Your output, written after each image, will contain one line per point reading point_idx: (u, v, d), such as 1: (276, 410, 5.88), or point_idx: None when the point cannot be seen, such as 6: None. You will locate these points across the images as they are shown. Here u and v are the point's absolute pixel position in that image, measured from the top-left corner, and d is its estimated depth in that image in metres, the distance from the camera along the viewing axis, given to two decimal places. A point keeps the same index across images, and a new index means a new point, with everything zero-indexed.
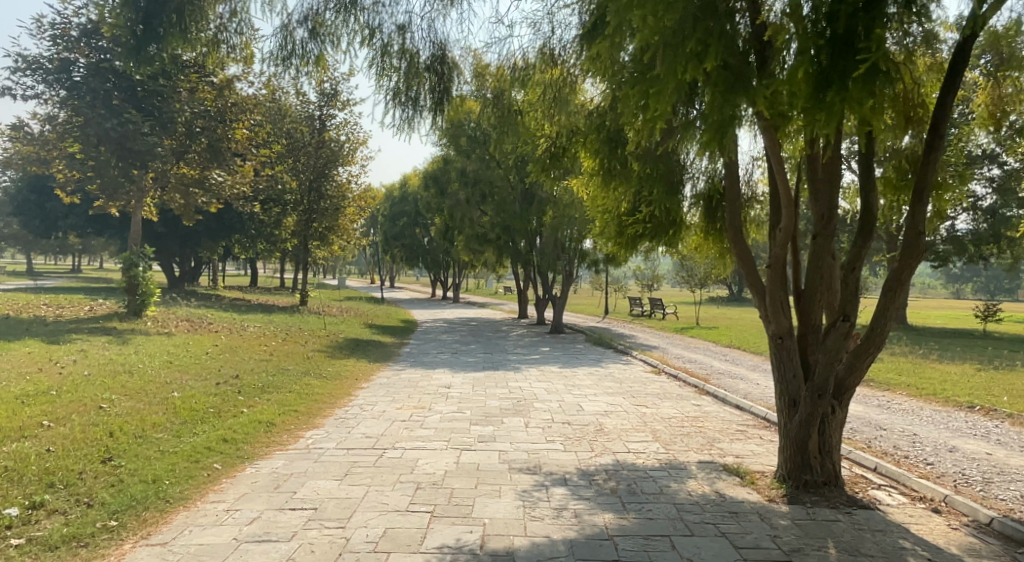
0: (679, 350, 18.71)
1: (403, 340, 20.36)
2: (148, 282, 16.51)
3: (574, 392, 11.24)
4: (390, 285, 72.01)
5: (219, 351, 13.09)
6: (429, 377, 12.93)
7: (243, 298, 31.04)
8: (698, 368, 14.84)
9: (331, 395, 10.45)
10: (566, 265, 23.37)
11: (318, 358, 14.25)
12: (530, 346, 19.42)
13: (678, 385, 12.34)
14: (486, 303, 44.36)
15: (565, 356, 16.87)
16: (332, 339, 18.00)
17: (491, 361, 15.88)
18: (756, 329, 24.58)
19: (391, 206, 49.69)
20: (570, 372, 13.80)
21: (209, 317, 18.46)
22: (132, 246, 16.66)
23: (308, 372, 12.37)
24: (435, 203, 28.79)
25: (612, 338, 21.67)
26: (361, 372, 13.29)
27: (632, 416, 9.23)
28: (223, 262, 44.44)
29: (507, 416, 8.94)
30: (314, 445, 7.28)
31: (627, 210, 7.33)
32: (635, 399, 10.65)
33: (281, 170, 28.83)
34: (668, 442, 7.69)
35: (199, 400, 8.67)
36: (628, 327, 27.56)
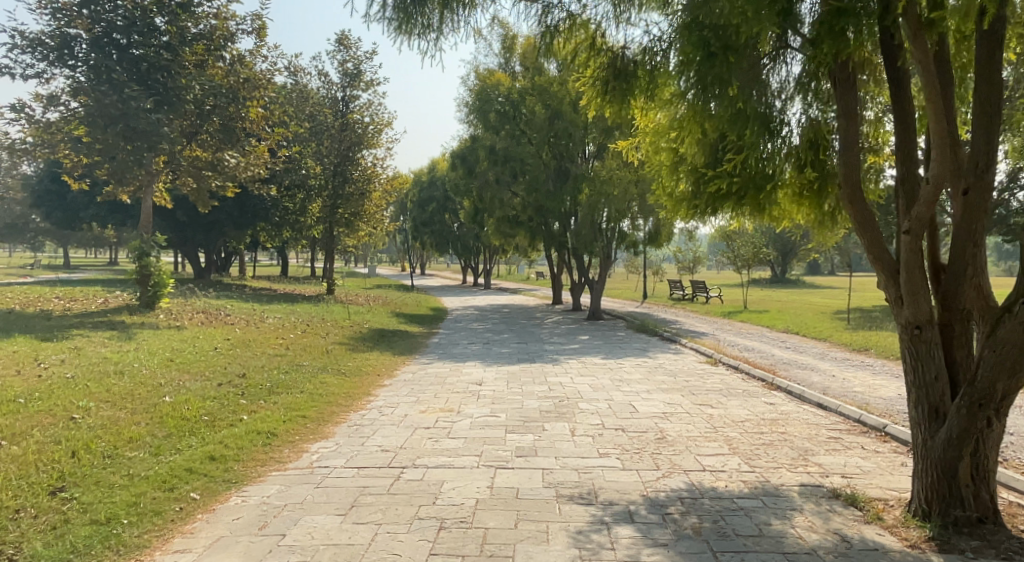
0: (732, 337, 17.16)
1: (432, 329, 19.13)
2: (161, 272, 15.52)
3: (624, 388, 9.85)
4: (421, 272, 71.09)
5: (229, 346, 11.98)
6: (460, 372, 11.65)
7: (268, 288, 30.18)
8: (759, 358, 13.35)
9: (350, 396, 9.22)
10: (604, 247, 21.89)
11: (339, 352, 13.05)
12: (568, 334, 18.05)
13: (741, 379, 10.87)
14: (518, 289, 43.14)
15: (608, 346, 15.47)
16: (356, 329, 16.84)
17: (526, 351, 14.57)
18: (811, 313, 22.83)
19: (420, 191, 48.57)
20: (617, 364, 12.41)
21: (227, 308, 17.48)
22: (144, 234, 15.66)
23: (325, 368, 11.16)
24: (463, 185, 27.48)
25: (656, 325, 20.19)
26: (385, 367, 12.08)
27: (697, 420, 7.84)
28: (252, 252, 43.82)
29: (550, 421, 7.63)
30: (318, 463, 6.03)
31: (707, 159, 5.87)
32: (696, 397, 9.23)
33: (305, 155, 27.80)
34: (750, 457, 6.28)
35: (193, 406, 7.49)
36: (670, 312, 25.90)
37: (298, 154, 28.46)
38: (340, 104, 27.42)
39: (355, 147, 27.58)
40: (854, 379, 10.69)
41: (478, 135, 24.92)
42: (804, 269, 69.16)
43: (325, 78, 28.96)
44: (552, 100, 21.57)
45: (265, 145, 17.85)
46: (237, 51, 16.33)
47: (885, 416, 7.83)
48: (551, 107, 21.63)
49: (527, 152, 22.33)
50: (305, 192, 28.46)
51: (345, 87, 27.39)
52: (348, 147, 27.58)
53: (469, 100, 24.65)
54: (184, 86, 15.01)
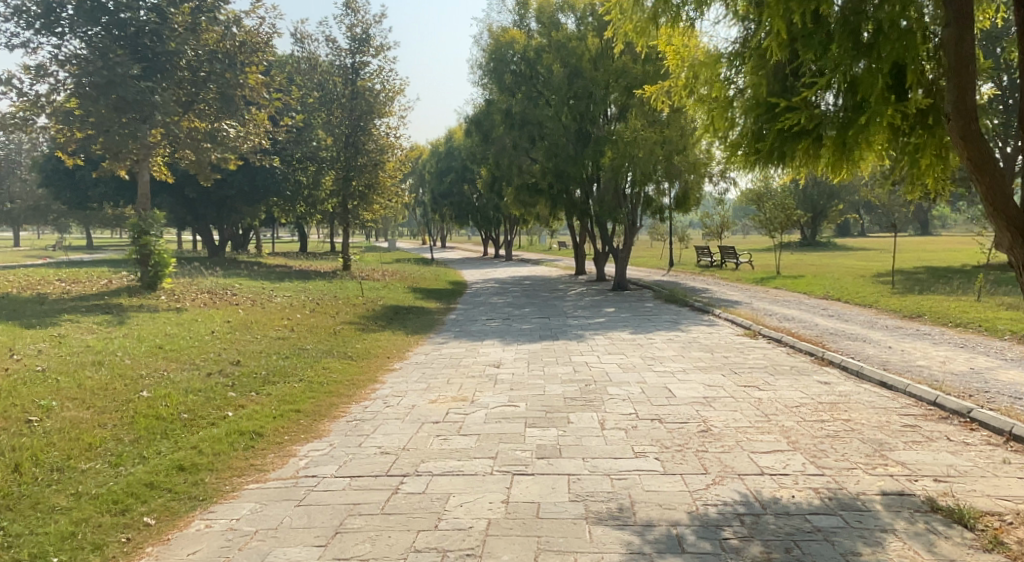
0: (768, 305, 16.10)
1: (449, 305, 18.24)
2: (162, 251, 14.75)
3: (657, 368, 8.85)
4: (442, 244, 70.11)
5: (229, 328, 11.17)
6: (476, 353, 10.72)
7: (284, 265, 29.47)
8: (802, 329, 12.26)
9: (353, 383, 8.37)
10: (629, 214, 20.76)
11: (347, 332, 12.19)
12: (592, 307, 17.03)
13: (787, 354, 9.80)
14: (540, 260, 42.09)
15: (635, 318, 14.43)
16: (368, 307, 15.99)
17: (548, 327, 13.60)
18: (851, 277, 21.52)
19: (437, 162, 47.46)
20: (647, 339, 11.40)
21: (234, 287, 16.72)
22: (141, 211, 14.86)
23: (330, 352, 10.31)
24: (480, 152, 26.36)
25: (685, 294, 19.10)
26: (396, 348, 11.21)
27: (746, 406, 6.83)
28: (268, 228, 43.21)
29: (576, 412, 6.69)
30: (304, 472, 5.14)
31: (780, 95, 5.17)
32: (740, 377, 8.19)
33: (316, 125, 26.85)
34: (815, 455, 5.30)
35: (172, 402, 6.65)
36: (698, 279, 24.75)
37: (309, 125, 27.49)
38: (349, 71, 26.36)
39: (367, 116, 26.55)
40: (914, 351, 9.58)
41: (493, 98, 23.72)
42: (834, 231, 66.88)
43: (333, 45, 27.84)
44: (571, 57, 20.28)
45: (268, 113, 16.88)
46: (232, 13, 15.33)
47: (966, 397, 6.75)
48: (569, 65, 20.36)
49: (545, 114, 21.10)
50: (316, 165, 27.55)
51: (354, 53, 26.29)
52: (359, 116, 26.54)
53: (482, 62, 23.42)
54: (173, 51, 14.06)
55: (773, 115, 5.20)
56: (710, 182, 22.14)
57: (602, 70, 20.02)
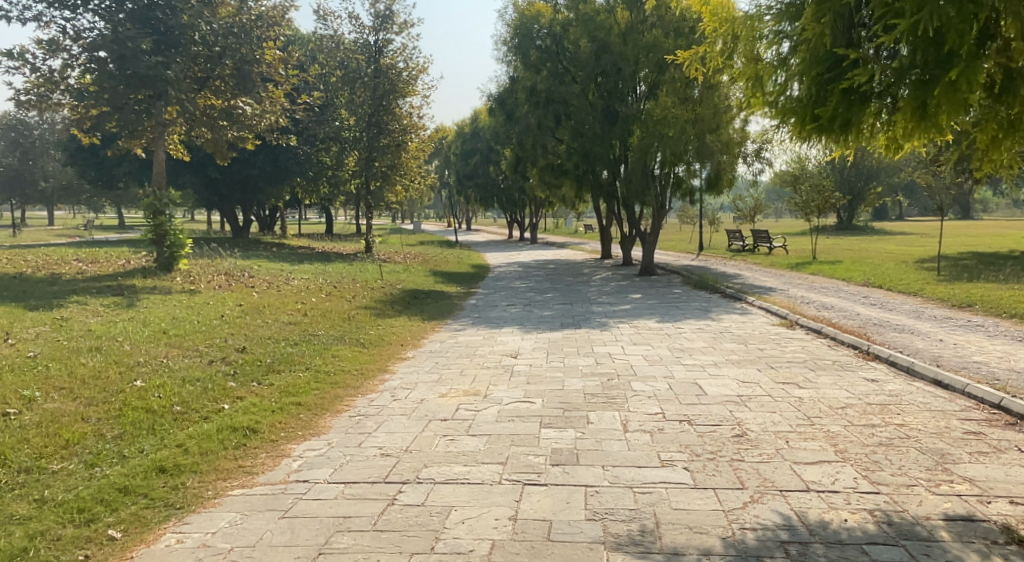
0: (805, 293, 15.36)
1: (470, 289, 17.74)
2: (178, 231, 14.44)
3: (686, 362, 8.26)
4: (467, 227, 69.61)
5: (240, 312, 10.80)
6: (494, 342, 10.19)
7: (306, 246, 29.20)
8: (842, 319, 11.54)
9: (361, 373, 7.92)
10: (658, 195, 20.03)
11: (362, 318, 11.75)
12: (618, 293, 16.39)
13: (828, 347, 9.13)
14: (565, 243, 41.42)
15: (663, 306, 13.78)
16: (387, 290, 15.57)
17: (571, 314, 13.02)
18: (892, 263, 20.52)
19: (463, 143, 46.86)
20: (675, 329, 10.78)
21: (252, 269, 16.39)
22: (156, 190, 14.54)
23: (342, 339, 9.87)
24: (504, 132, 25.71)
25: (716, 279, 18.38)
26: (411, 335, 10.75)
27: (784, 408, 6.22)
28: (293, 210, 43.09)
29: (597, 411, 6.15)
30: (295, 477, 4.67)
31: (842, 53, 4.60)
32: (777, 373, 7.56)
33: (338, 105, 26.40)
34: (867, 467, 4.69)
35: (167, 393, 6.24)
36: (729, 264, 23.93)
37: (331, 104, 27.49)
38: (372, 49, 25.84)
39: (389, 95, 26.03)
40: (968, 344, 8.84)
41: (517, 76, 23.01)
42: (871, 216, 64.84)
43: (356, 23, 27.31)
44: (598, 32, 19.53)
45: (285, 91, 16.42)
46: None
47: None
48: (597, 39, 19.61)
49: (571, 91, 20.36)
50: (339, 146, 27.34)
51: (377, 30, 25.74)
52: (382, 95, 26.03)
53: (507, 38, 22.69)
54: (185, 24, 13.66)
55: (837, 72, 4.69)
56: (743, 163, 21.29)
57: (631, 45, 19.26)
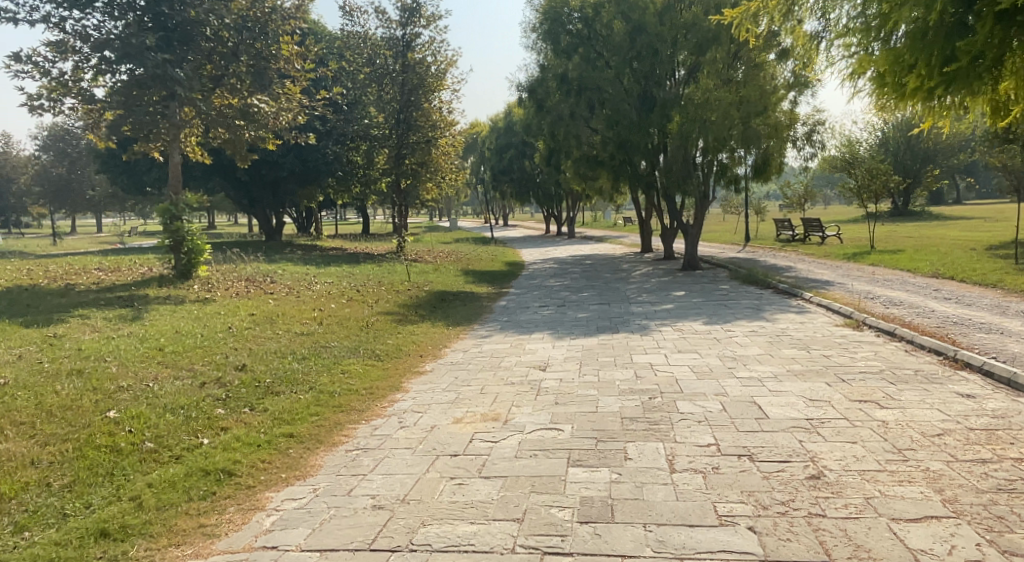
0: (866, 288, 14.05)
1: (502, 290, 16.82)
2: (196, 237, 13.83)
3: (739, 374, 7.18)
4: (504, 223, 68.67)
5: (250, 323, 10.06)
6: (522, 352, 9.24)
7: (338, 247, 28.65)
8: (916, 318, 10.28)
9: (370, 394, 7.06)
10: (701, 184, 18.83)
11: (381, 326, 10.90)
12: (660, 290, 15.27)
13: (906, 353, 7.95)
14: (604, 237, 40.12)
15: (709, 305, 12.63)
16: (413, 293, 14.76)
17: (608, 316, 11.97)
18: (961, 251, 18.87)
19: (497, 138, 45.93)
20: (725, 332, 9.69)
21: (275, 274, 15.75)
22: (172, 195, 13.98)
23: (356, 351, 9.04)
24: (536, 124, 24.72)
25: (766, 273, 17.11)
26: (434, 345, 9.86)
27: (865, 436, 5.13)
28: (327, 211, 42.74)
29: (637, 444, 5.15)
30: (261, 544, 3.79)
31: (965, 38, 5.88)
32: (850, 388, 6.44)
33: (366, 102, 25.83)
34: (991, 528, 3.64)
35: (142, 425, 5.47)
36: (779, 256, 22.52)
37: (359, 101, 26.54)
38: (399, 43, 25.17)
39: (418, 90, 25.26)
40: None
41: (547, 64, 21.92)
42: (926, 200, 61.66)
43: (383, 17, 26.63)
44: (633, 12, 18.49)
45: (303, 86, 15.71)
46: None
47: None
48: (632, 20, 18.50)
49: (605, 77, 19.26)
50: (369, 143, 26.54)
51: (404, 24, 25.02)
52: (411, 90, 25.28)
53: (536, 23, 21.53)
54: (193, 18, 13.06)
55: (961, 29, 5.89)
56: (793, 148, 19.98)
57: (668, 24, 18.22)
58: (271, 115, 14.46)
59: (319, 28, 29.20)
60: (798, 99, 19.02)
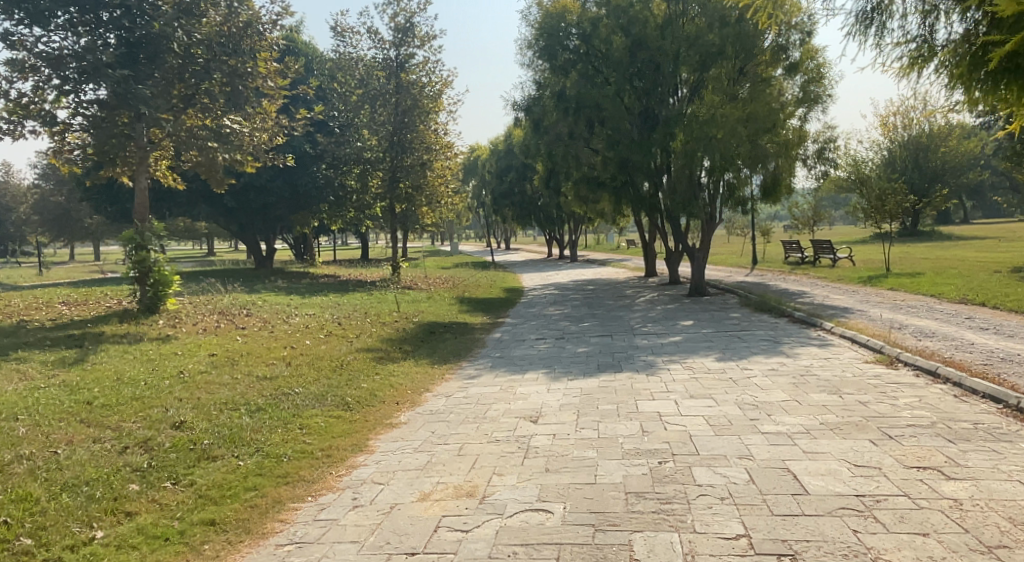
0: (890, 316, 12.98)
1: (497, 320, 15.69)
2: (162, 268, 12.80)
3: (765, 429, 6.06)
4: (505, 247, 67.61)
5: (208, 366, 8.95)
6: (511, 397, 8.11)
7: (330, 275, 27.57)
8: (955, 352, 9.18)
9: (327, 457, 5.93)
10: (706, 206, 17.83)
11: (358, 366, 9.76)
12: (666, 320, 14.18)
13: (956, 399, 6.84)
14: (606, 261, 39.11)
15: (722, 337, 11.52)
16: (399, 326, 13.68)
17: (609, 350, 10.85)
18: (984, 274, 17.78)
19: (496, 161, 45.12)
20: (742, 371, 8.58)
21: (251, 306, 14.69)
22: (138, 223, 12.97)
23: (322, 399, 7.91)
24: (534, 145, 23.81)
25: (779, 300, 16.06)
26: (413, 390, 8.72)
27: (938, 525, 4.01)
28: (323, 236, 41.68)
29: (645, 535, 4.03)
30: None
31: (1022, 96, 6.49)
32: (902, 451, 5.32)
33: (359, 124, 24.64)
34: None
35: (23, 511, 4.40)
36: (790, 280, 21.44)
37: (352, 123, 25.03)
38: (393, 64, 24.41)
39: (412, 112, 24.42)
40: None
41: (544, 82, 21.05)
42: (934, 219, 60.58)
43: (376, 38, 25.89)
44: (632, 26, 17.60)
45: (281, 105, 14.78)
46: None
47: None
48: (632, 34, 17.65)
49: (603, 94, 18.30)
50: (361, 167, 25.28)
51: (397, 44, 24.26)
52: (405, 111, 24.30)
53: (531, 40, 20.56)
54: (157, 30, 12.13)
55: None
56: (803, 167, 19.02)
57: (670, 39, 17.38)
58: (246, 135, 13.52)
59: (310, 49, 28.38)
60: (809, 115, 18.03)
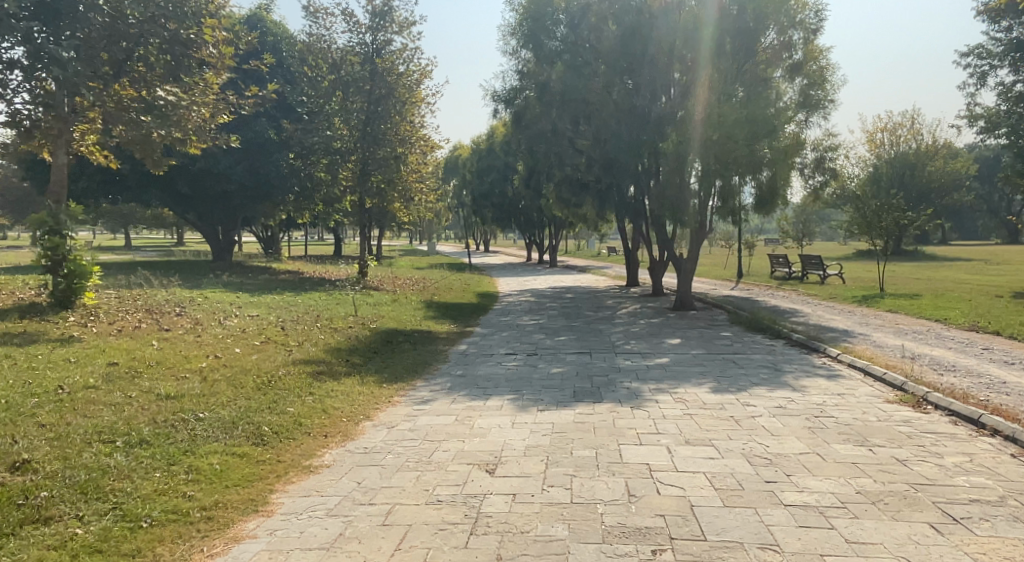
0: (898, 343, 11.72)
1: (464, 329, 14.18)
2: (78, 257, 11.17)
3: (787, 499, 4.64)
4: (483, 248, 66.04)
5: (100, 379, 7.39)
6: (465, 431, 6.61)
7: (292, 271, 25.87)
8: (988, 392, 7.90)
9: (203, 523, 4.43)
10: (697, 214, 16.46)
11: (289, 383, 8.21)
12: (650, 336, 12.81)
13: (1014, 461, 5.50)
14: (584, 268, 37.77)
15: (715, 361, 10.14)
16: (352, 333, 12.15)
17: (587, 372, 9.41)
18: (985, 299, 16.72)
19: (477, 160, 43.51)
20: (745, 409, 7.18)
21: (186, 304, 13.05)
22: (53, 204, 11.34)
23: (231, 428, 6.40)
24: (515, 141, 22.36)
25: (772, 318, 14.80)
26: (351, 418, 7.22)
27: None
28: (292, 230, 39.71)
29: None
30: None
31: None
32: (980, 546, 3.93)
33: (329, 112, 22.98)
34: None
35: None
36: (779, 296, 20.24)
37: (321, 111, 23.11)
38: (368, 50, 22.80)
39: (386, 101, 22.80)
40: None
41: (528, 73, 19.63)
42: (915, 240, 60.08)
43: (352, 21, 24.22)
44: (626, 14, 16.29)
45: (229, 79, 13.15)
46: None
47: None
48: (624, 23, 16.32)
49: (591, 87, 16.93)
50: (330, 157, 23.15)
51: (374, 29, 22.67)
52: (378, 100, 22.71)
53: (516, 26, 19.14)
54: None
55: None
56: (800, 177, 17.80)
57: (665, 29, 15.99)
58: (186, 109, 11.79)
59: (280, 29, 26.64)
60: (807, 121, 16.86)
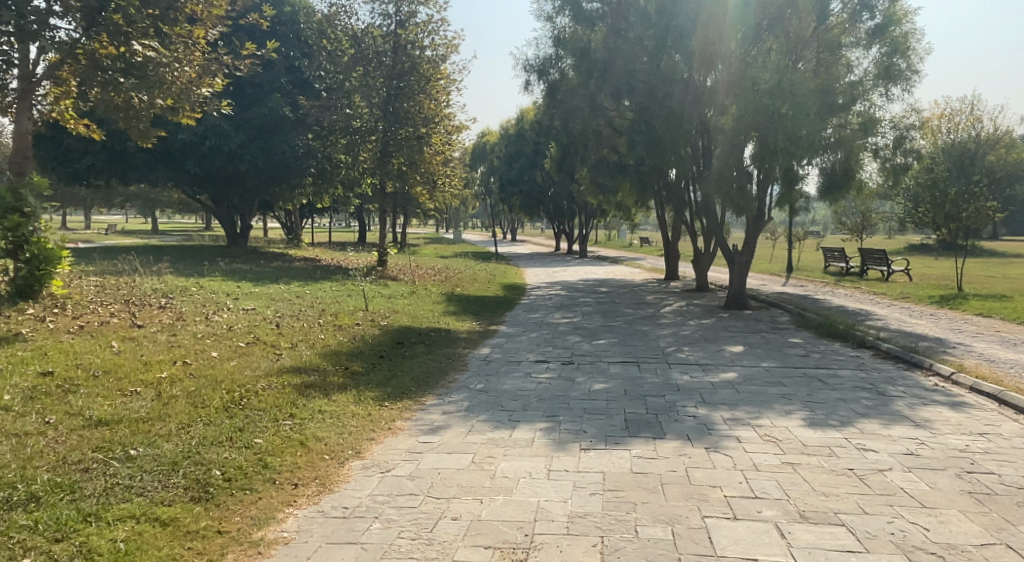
0: (1014, 358, 9.62)
1: (488, 328, 12.38)
2: (45, 240, 9.63)
3: None
4: (511, 237, 64.06)
5: (17, 396, 5.71)
6: (483, 485, 4.81)
7: (307, 259, 24.29)
8: None
9: None
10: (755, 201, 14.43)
11: (265, 400, 6.52)
12: (707, 342, 10.89)
13: None
14: (618, 259, 35.59)
15: (796, 379, 8.22)
16: (357, 332, 10.43)
17: (638, 392, 7.54)
18: None
19: (507, 145, 41.53)
20: (864, 457, 5.29)
21: (172, 296, 11.43)
22: (15, 178, 9.81)
23: (169, 473, 4.70)
24: (547, 119, 20.42)
25: (844, 321, 12.77)
26: (333, 453, 5.49)
27: None
28: (313, 216, 38.24)
29: None
30: None
31: None
32: None
33: (348, 88, 21.24)
34: None
35: None
36: (841, 295, 18.10)
37: (339, 87, 21.42)
38: (391, 22, 20.93)
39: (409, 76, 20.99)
40: None
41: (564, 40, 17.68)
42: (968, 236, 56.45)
43: None
44: None
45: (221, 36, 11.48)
46: None
47: None
48: None
49: (637, 54, 14.96)
50: (348, 137, 21.46)
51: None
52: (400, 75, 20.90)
53: None
54: None
55: None
56: (873, 159, 15.61)
57: None
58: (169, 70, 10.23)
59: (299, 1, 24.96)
60: (887, 96, 14.46)
